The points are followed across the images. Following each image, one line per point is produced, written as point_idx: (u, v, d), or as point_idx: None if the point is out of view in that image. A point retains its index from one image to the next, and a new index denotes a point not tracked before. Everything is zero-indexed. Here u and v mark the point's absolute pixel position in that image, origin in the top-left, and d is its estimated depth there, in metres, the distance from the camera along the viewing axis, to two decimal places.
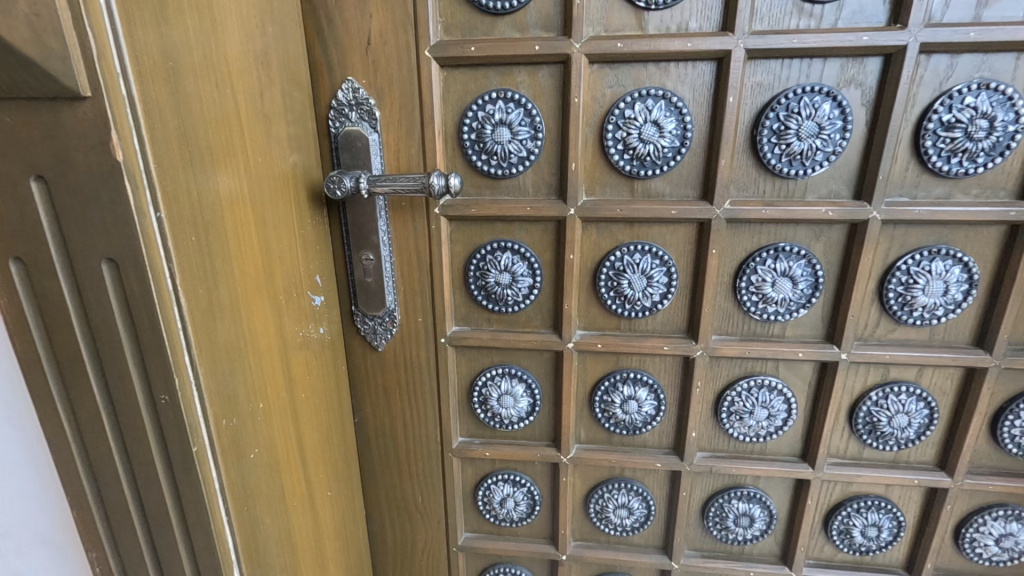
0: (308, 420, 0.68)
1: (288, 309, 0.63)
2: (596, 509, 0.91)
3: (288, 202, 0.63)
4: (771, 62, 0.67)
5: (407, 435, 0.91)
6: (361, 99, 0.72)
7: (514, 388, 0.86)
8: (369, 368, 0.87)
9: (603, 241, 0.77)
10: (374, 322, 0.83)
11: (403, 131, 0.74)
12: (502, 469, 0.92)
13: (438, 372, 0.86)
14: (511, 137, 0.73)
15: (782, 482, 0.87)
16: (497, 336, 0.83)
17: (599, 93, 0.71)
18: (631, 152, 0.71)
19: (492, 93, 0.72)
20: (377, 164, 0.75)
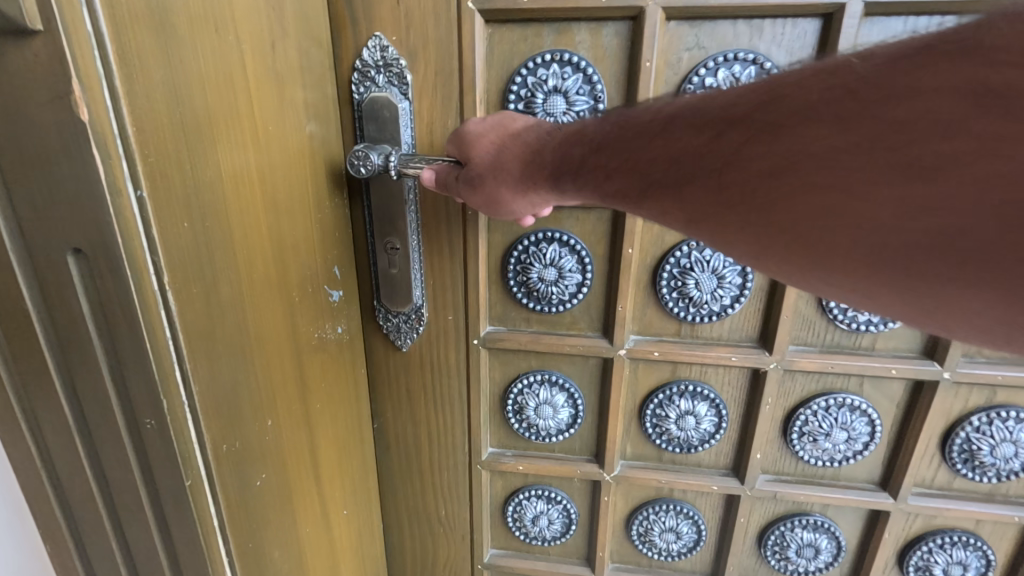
0: (326, 433, 0.58)
1: (305, 307, 0.53)
2: (639, 531, 0.82)
3: (305, 179, 0.52)
4: (893, 21, 0.55)
5: (431, 443, 0.82)
6: (390, 59, 0.62)
7: (555, 397, 0.76)
8: (391, 369, 0.78)
9: (668, 233, 0.67)
10: (398, 318, 0.74)
11: (439, 99, 0.63)
12: (536, 484, 0.83)
13: (469, 375, 0.76)
14: (566, 109, 0.62)
15: (855, 511, 0.77)
16: (538, 340, 0.73)
17: (675, 57, 0.59)
18: None
19: (545, 55, 0.61)
20: (407, 140, 0.65)
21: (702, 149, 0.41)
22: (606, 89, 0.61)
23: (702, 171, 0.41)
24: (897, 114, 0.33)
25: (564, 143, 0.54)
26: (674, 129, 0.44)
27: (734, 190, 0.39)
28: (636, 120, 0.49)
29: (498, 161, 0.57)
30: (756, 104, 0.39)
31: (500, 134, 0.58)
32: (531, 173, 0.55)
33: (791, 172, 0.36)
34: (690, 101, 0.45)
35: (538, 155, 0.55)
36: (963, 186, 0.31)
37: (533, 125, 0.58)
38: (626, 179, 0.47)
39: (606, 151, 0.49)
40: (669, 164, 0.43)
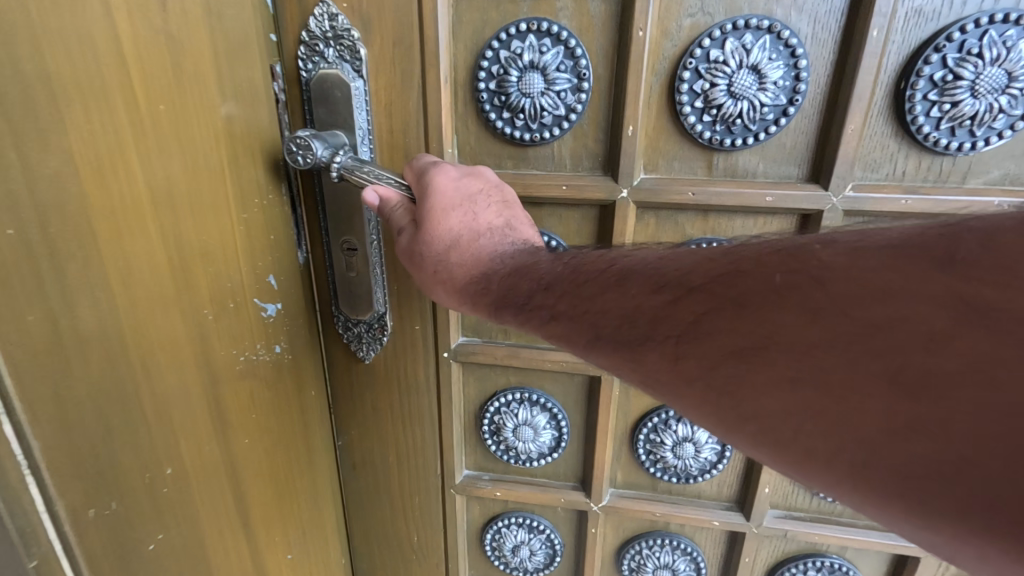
0: (252, 470, 0.50)
1: (218, 326, 0.44)
2: (631, 566, 0.74)
3: (218, 166, 0.43)
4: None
5: (400, 465, 0.74)
6: (340, 30, 0.53)
7: (535, 418, 0.68)
8: (355, 384, 0.70)
9: (664, 235, 0.57)
10: (361, 328, 0.65)
11: (398, 77, 0.54)
12: (517, 511, 0.75)
13: (440, 392, 0.68)
14: (544, 88, 0.52)
15: (877, 555, 0.67)
16: (516, 354, 0.65)
17: (674, 24, 0.50)
18: (714, 112, 0.50)
19: (520, 24, 0.51)
20: (364, 125, 0.56)
21: (660, 311, 0.39)
22: (593, 65, 0.52)
23: (658, 337, 0.38)
24: (868, 316, 0.30)
25: (517, 268, 0.47)
26: (631, 284, 0.41)
27: (693, 363, 0.36)
28: (591, 266, 0.45)
29: (444, 257, 0.48)
30: (716, 276, 0.37)
31: (456, 231, 0.47)
32: (476, 290, 0.48)
33: (757, 353, 0.33)
34: (654, 258, 0.43)
35: (485, 275, 0.47)
36: (954, 414, 0.26)
37: (499, 227, 0.49)
38: (577, 329, 0.43)
39: (557, 292, 0.44)
40: (624, 321, 0.40)
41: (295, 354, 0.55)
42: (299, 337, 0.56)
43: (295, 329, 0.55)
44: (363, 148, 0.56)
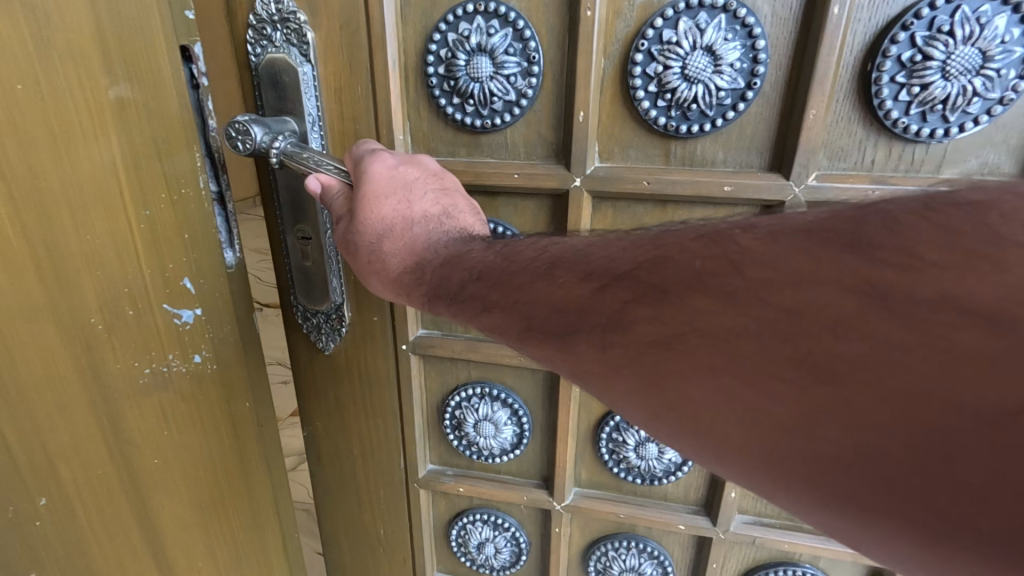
0: (165, 490, 0.45)
1: (113, 340, 0.40)
2: (597, 567, 0.72)
3: (112, 156, 0.38)
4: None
5: (364, 459, 0.73)
6: (286, 13, 0.52)
7: (496, 414, 0.66)
8: (317, 375, 0.69)
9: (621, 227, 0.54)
10: (318, 318, 0.65)
11: (346, 61, 0.53)
12: (482, 507, 0.74)
13: (400, 385, 0.67)
14: (493, 73, 0.51)
15: (853, 565, 0.64)
16: (473, 348, 0.64)
17: (626, 3, 0.47)
18: (668, 96, 0.48)
19: (468, 6, 0.50)
20: (313, 110, 0.54)
21: (587, 301, 0.38)
22: (544, 48, 0.50)
23: (585, 327, 0.37)
24: (780, 300, 0.30)
25: (452, 256, 0.46)
26: (558, 274, 0.40)
27: (617, 352, 0.35)
28: (521, 253, 0.44)
29: (378, 247, 0.48)
30: (642, 262, 0.37)
31: (389, 221, 0.47)
32: (411, 283, 0.48)
33: (677, 340, 0.33)
34: (584, 244, 0.42)
35: (419, 265, 0.47)
36: (855, 396, 0.27)
37: (434, 216, 0.48)
38: (508, 321, 0.42)
39: (487, 283, 0.44)
40: (553, 312, 0.39)
41: (224, 365, 0.49)
42: (230, 345, 0.49)
43: (221, 336, 0.48)
44: (312, 135, 0.55)
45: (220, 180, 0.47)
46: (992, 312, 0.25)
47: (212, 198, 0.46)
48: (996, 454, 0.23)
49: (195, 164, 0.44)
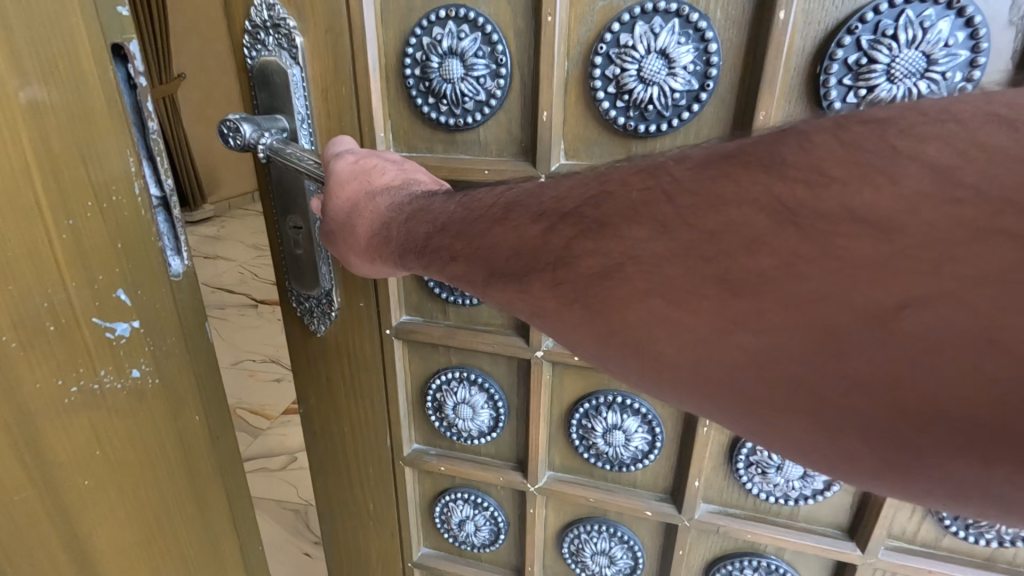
0: (98, 518, 0.41)
1: (28, 359, 0.35)
2: (570, 549, 0.75)
3: (20, 161, 0.33)
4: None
5: (355, 436, 0.78)
6: (277, 19, 0.56)
7: (474, 397, 0.70)
8: (310, 354, 0.74)
9: None
10: (310, 301, 0.69)
11: (331, 62, 0.57)
12: (463, 487, 0.78)
13: (385, 369, 0.72)
14: (464, 74, 0.54)
15: (816, 559, 0.65)
16: (451, 335, 0.67)
17: (588, 9, 0.49)
18: (626, 97, 0.50)
19: (440, 11, 0.53)
20: (302, 109, 0.59)
21: (537, 241, 0.38)
22: (511, 50, 0.53)
23: (539, 265, 0.38)
24: (700, 223, 0.31)
25: (419, 211, 0.48)
26: (512, 216, 0.41)
27: (567, 287, 0.36)
28: (480, 200, 0.45)
29: (349, 222, 0.52)
30: (587, 199, 0.37)
31: (356, 196, 0.51)
32: (383, 241, 0.50)
33: (618, 268, 0.34)
34: (537, 186, 0.42)
35: (386, 226, 0.50)
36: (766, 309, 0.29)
37: (395, 185, 0.51)
38: (476, 265, 0.42)
39: (449, 232, 0.45)
40: (510, 255, 0.40)
41: (168, 379, 0.44)
42: (176, 358, 0.45)
43: (165, 348, 0.44)
44: (302, 134, 0.59)
45: (164, 183, 0.42)
46: (886, 224, 0.26)
47: (154, 203, 0.41)
48: (892, 347, 0.26)
49: (127, 169, 0.39)
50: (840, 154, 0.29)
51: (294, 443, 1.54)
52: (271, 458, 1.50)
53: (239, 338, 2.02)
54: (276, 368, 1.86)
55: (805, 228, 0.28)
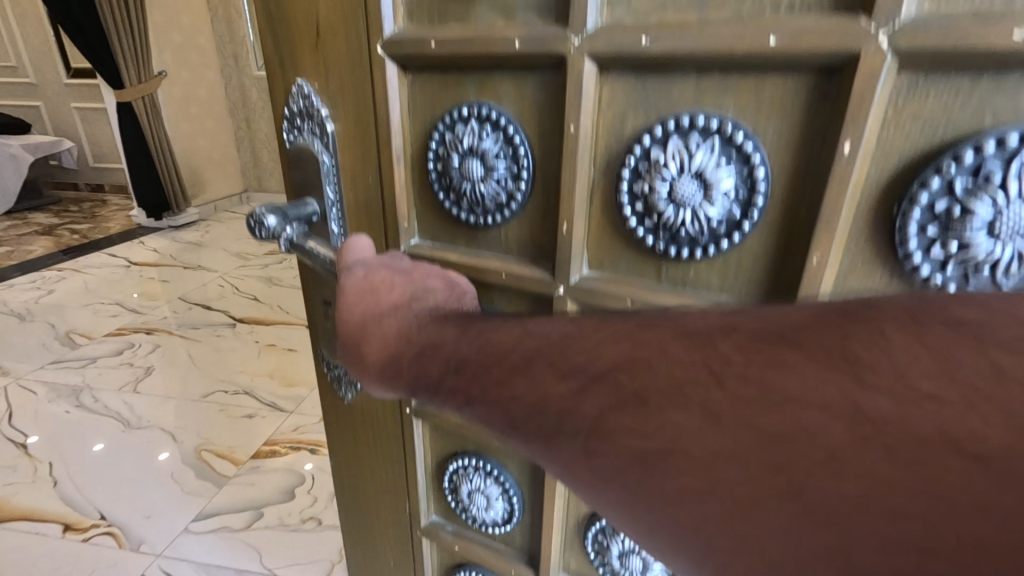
0: None
1: None
2: None
3: None
4: (934, 29, 0.31)
5: (379, 500, 0.77)
6: (311, 107, 0.56)
7: (488, 487, 0.66)
8: (340, 416, 0.75)
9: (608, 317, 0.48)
10: (339, 369, 0.70)
11: (362, 147, 0.56)
12: (477, 565, 0.73)
13: (404, 440, 0.70)
14: (484, 176, 0.51)
15: None
16: (468, 423, 0.63)
17: (618, 118, 0.44)
18: (654, 217, 0.44)
19: (462, 110, 0.50)
20: (332, 194, 0.59)
21: (566, 403, 0.34)
22: (534, 155, 0.49)
23: (568, 430, 0.34)
24: (763, 424, 0.28)
25: (433, 344, 0.42)
26: (536, 370, 0.36)
27: (602, 462, 0.32)
28: (499, 339, 0.39)
29: (357, 344, 0.47)
30: (621, 361, 0.33)
31: (365, 312, 0.47)
32: (394, 373, 0.44)
33: (662, 458, 0.30)
34: (567, 324, 0.37)
35: (396, 357, 0.44)
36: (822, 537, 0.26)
37: (403, 301, 0.47)
38: (496, 412, 0.38)
39: (466, 376, 0.39)
40: (534, 410, 0.36)
41: None
42: None
43: None
44: (333, 217, 0.59)
45: None
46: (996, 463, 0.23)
47: None
48: None
49: None
50: (927, 363, 0.26)
51: (263, 497, 1.64)
52: (235, 516, 1.57)
53: (210, 364, 2.27)
54: (246, 399, 2.05)
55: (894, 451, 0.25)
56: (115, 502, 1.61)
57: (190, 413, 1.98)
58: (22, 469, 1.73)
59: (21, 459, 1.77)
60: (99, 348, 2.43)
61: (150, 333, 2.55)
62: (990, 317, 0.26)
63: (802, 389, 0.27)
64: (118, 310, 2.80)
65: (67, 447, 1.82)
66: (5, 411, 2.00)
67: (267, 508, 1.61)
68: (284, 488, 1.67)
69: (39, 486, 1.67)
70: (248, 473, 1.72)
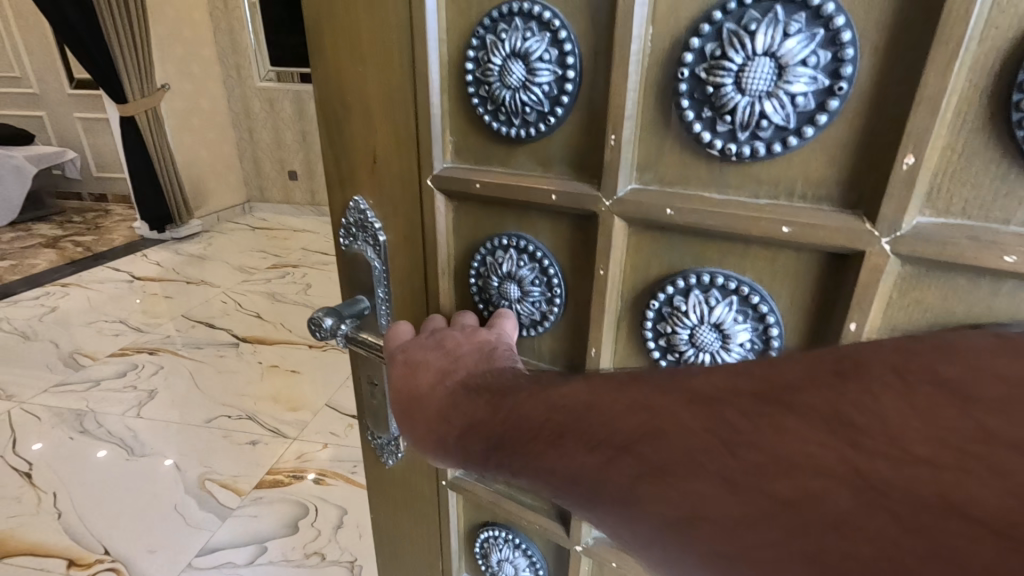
0: None
1: None
2: None
3: None
4: (930, 244, 0.34)
5: (411, 555, 0.81)
6: (366, 221, 0.61)
7: (516, 558, 0.70)
8: (377, 475, 0.78)
9: (650, 264, 0.47)
10: (380, 439, 0.74)
11: (410, 258, 0.61)
12: None
13: (438, 507, 0.74)
14: (520, 298, 0.56)
15: None
16: (498, 502, 0.67)
17: (645, 263, 0.48)
18: (675, 355, 0.47)
19: (502, 239, 0.55)
20: (382, 294, 0.64)
21: (596, 475, 0.31)
22: (566, 281, 0.53)
23: (610, 495, 0.30)
24: (777, 491, 0.25)
25: (472, 419, 0.41)
26: (565, 443, 0.33)
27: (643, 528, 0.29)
28: (526, 409, 0.37)
29: (410, 428, 0.48)
30: (642, 432, 0.30)
31: (411, 399, 0.48)
32: (445, 446, 0.44)
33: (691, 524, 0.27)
34: (593, 389, 0.34)
35: (440, 436, 0.44)
36: None
37: (438, 381, 0.46)
38: (541, 481, 0.35)
39: (504, 448, 0.38)
40: (571, 479, 0.33)
41: None
42: None
43: None
44: (381, 312, 0.65)
45: None
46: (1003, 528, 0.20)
47: None
48: None
49: None
50: (917, 428, 0.23)
51: (265, 531, 1.65)
52: (237, 551, 1.59)
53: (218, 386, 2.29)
54: (251, 424, 2.07)
55: (906, 519, 0.22)
56: (119, 536, 1.62)
57: (193, 439, 1.98)
58: (26, 498, 1.74)
59: (25, 489, 1.77)
60: (102, 368, 2.42)
61: (155, 351, 2.56)
62: (986, 374, 0.23)
63: (811, 456, 0.24)
64: (123, 327, 2.80)
65: (73, 475, 1.83)
66: (8, 436, 1.99)
67: (271, 542, 1.62)
68: (286, 521, 1.69)
69: (44, 517, 1.67)
70: (250, 505, 1.73)
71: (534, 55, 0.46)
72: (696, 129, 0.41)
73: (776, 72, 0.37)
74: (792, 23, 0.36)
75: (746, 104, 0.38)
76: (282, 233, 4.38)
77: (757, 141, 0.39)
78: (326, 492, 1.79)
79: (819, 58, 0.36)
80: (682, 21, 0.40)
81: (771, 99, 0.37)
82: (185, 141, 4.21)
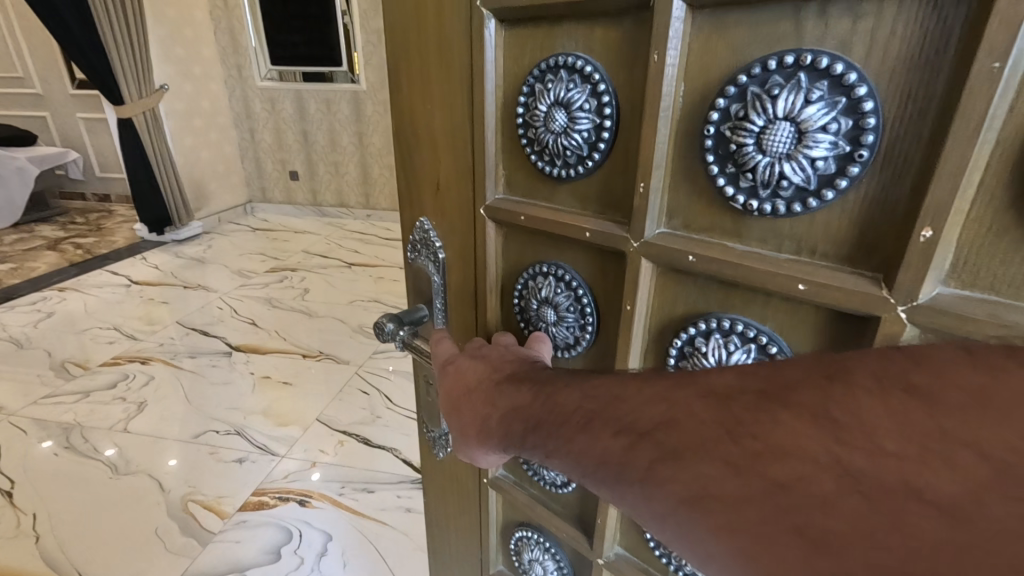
0: None
1: None
2: None
3: None
4: (948, 317, 0.35)
5: (456, 545, 0.86)
6: (429, 239, 0.68)
7: (545, 560, 0.72)
8: (425, 467, 0.84)
9: (678, 306, 0.50)
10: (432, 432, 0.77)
11: (464, 274, 0.66)
12: None
13: (479, 502, 0.78)
14: (556, 322, 0.59)
15: None
16: (531, 507, 0.71)
17: (672, 300, 0.50)
18: None
19: (541, 266, 0.59)
20: (439, 306, 0.71)
21: (618, 456, 0.34)
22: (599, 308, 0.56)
23: (634, 475, 0.33)
24: (773, 473, 0.28)
25: (516, 407, 0.44)
26: (593, 428, 0.36)
27: (658, 505, 0.32)
28: (563, 398, 0.40)
29: (452, 417, 0.51)
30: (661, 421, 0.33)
31: (457, 393, 0.51)
32: (486, 434, 0.47)
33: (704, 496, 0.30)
34: (619, 380, 0.38)
35: (483, 422, 0.47)
36: None
37: (485, 378, 0.50)
38: (569, 462, 0.38)
39: (540, 431, 0.41)
40: (600, 461, 0.35)
41: None
42: None
43: None
44: (438, 320, 0.71)
45: None
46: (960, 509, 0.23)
47: None
48: None
49: None
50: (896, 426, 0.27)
51: (246, 558, 1.62)
52: None
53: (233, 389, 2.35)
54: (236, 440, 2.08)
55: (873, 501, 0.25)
56: (94, 560, 1.60)
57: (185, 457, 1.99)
58: (6, 518, 1.73)
59: (5, 509, 1.76)
60: (95, 379, 2.43)
61: (151, 361, 2.57)
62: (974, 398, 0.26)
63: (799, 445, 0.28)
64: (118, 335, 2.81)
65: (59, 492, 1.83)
66: None
67: (250, 570, 1.59)
68: (268, 548, 1.66)
69: (21, 541, 1.66)
70: (234, 529, 1.72)
71: (575, 105, 0.49)
72: (721, 182, 0.43)
73: (796, 136, 0.39)
74: (814, 91, 0.38)
75: (767, 163, 0.40)
76: (289, 234, 4.41)
77: (777, 199, 0.41)
78: (312, 517, 1.77)
79: (840, 125, 0.37)
80: (711, 80, 0.43)
81: (791, 160, 0.39)
82: (186, 142, 4.22)
